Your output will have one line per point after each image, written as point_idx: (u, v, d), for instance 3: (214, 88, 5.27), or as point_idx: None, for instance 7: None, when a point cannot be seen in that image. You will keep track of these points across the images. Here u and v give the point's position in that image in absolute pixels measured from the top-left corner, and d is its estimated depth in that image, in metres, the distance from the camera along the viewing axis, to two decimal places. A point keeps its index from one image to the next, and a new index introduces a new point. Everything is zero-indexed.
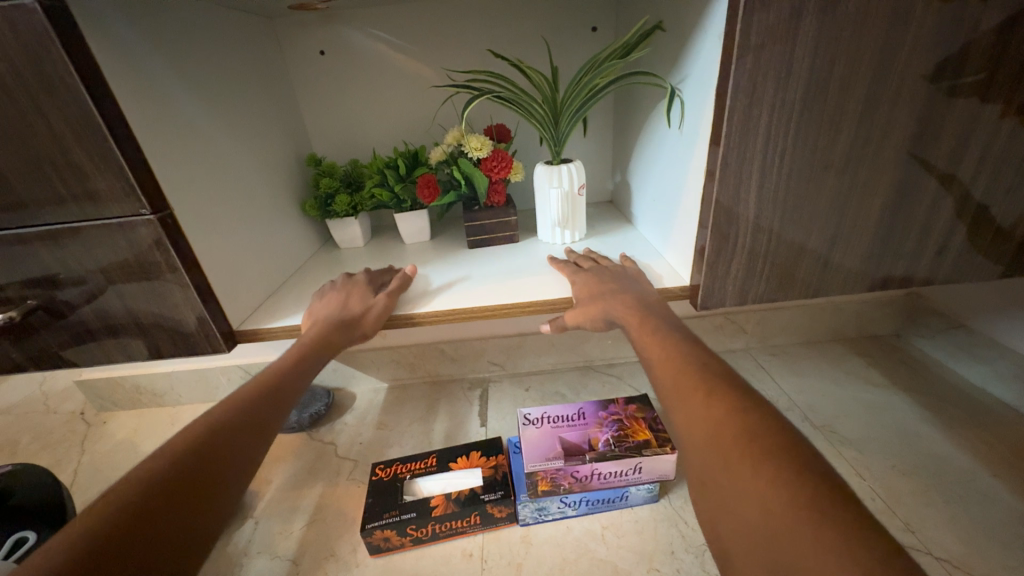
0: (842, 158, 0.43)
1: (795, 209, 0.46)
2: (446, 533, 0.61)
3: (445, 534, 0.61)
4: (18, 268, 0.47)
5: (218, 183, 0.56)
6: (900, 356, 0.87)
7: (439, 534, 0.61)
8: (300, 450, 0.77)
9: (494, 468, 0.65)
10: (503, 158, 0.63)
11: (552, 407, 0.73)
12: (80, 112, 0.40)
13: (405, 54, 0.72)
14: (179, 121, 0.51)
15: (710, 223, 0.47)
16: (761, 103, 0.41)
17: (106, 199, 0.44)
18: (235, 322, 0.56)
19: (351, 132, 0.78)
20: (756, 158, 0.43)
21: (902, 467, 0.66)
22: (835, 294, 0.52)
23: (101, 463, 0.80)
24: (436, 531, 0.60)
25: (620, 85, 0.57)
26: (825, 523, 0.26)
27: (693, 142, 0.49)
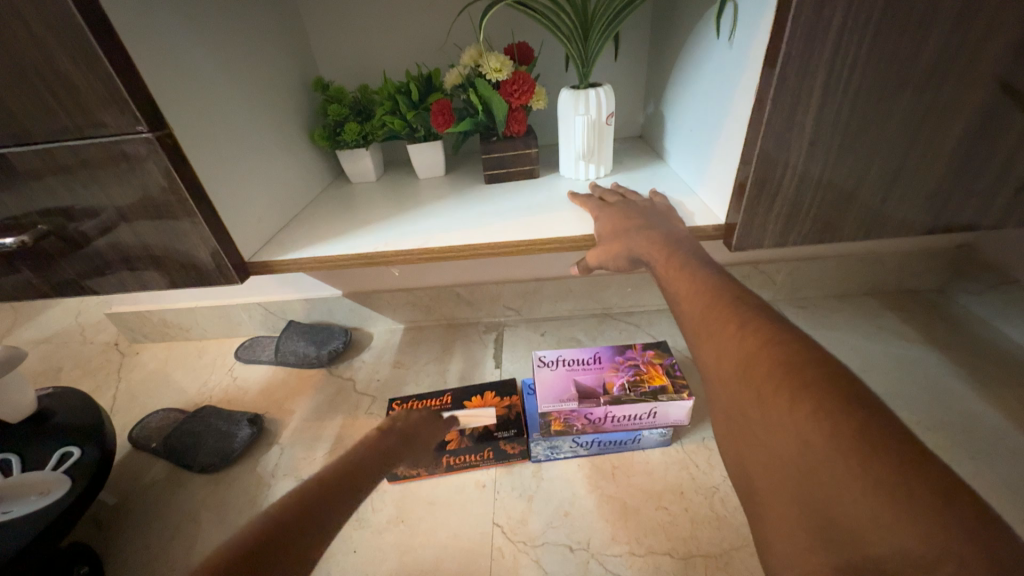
0: (922, 74, 0.37)
1: (856, 135, 0.40)
2: (460, 465, 0.63)
3: (459, 466, 0.63)
4: (25, 193, 0.46)
5: (221, 104, 0.52)
6: (939, 312, 0.83)
7: (453, 466, 0.63)
8: (320, 384, 0.80)
9: (508, 407, 0.65)
10: (525, 81, 0.57)
11: (568, 351, 0.72)
12: (60, 12, 0.36)
13: None
14: (174, 31, 0.47)
15: (757, 151, 0.41)
16: (834, 1, 0.34)
17: (101, 114, 0.41)
18: (247, 254, 0.55)
19: (360, 54, 0.72)
20: (819, 73, 0.37)
21: (929, 423, 0.63)
22: (886, 238, 0.47)
23: (136, 389, 0.85)
24: (450, 464, 0.62)
25: None
26: (870, 457, 0.23)
27: (743, 56, 0.43)
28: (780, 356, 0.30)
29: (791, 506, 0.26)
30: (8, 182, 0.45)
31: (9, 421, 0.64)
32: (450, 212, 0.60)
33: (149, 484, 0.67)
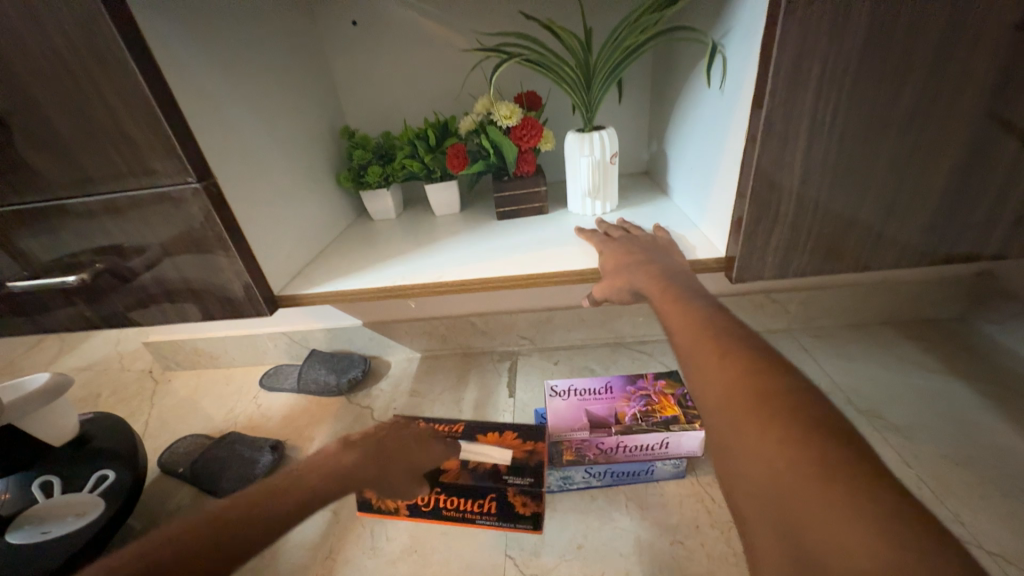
0: (904, 117, 0.39)
1: (846, 173, 0.42)
2: (451, 514, 0.61)
3: (450, 513, 0.61)
4: (87, 236, 0.51)
5: (259, 154, 0.58)
6: (963, 341, 0.81)
7: (444, 512, 0.61)
8: (339, 412, 0.82)
9: (528, 454, 0.60)
10: (533, 126, 0.62)
11: (579, 380, 0.73)
12: (130, 85, 0.42)
13: (435, 21, 0.71)
14: (222, 94, 0.53)
15: (751, 189, 0.44)
16: (812, 55, 0.37)
17: (157, 168, 0.46)
18: (277, 288, 0.60)
19: (383, 104, 0.78)
20: (804, 119, 0.40)
21: (956, 457, 0.61)
22: (888, 269, 0.48)
23: (167, 416, 0.89)
24: (438, 507, 0.61)
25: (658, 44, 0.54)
26: (836, 484, 0.24)
27: (734, 102, 0.46)
28: (758, 389, 0.31)
29: (767, 533, 0.27)
30: (73, 227, 0.51)
31: (52, 444, 0.67)
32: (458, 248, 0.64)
33: (175, 509, 0.70)
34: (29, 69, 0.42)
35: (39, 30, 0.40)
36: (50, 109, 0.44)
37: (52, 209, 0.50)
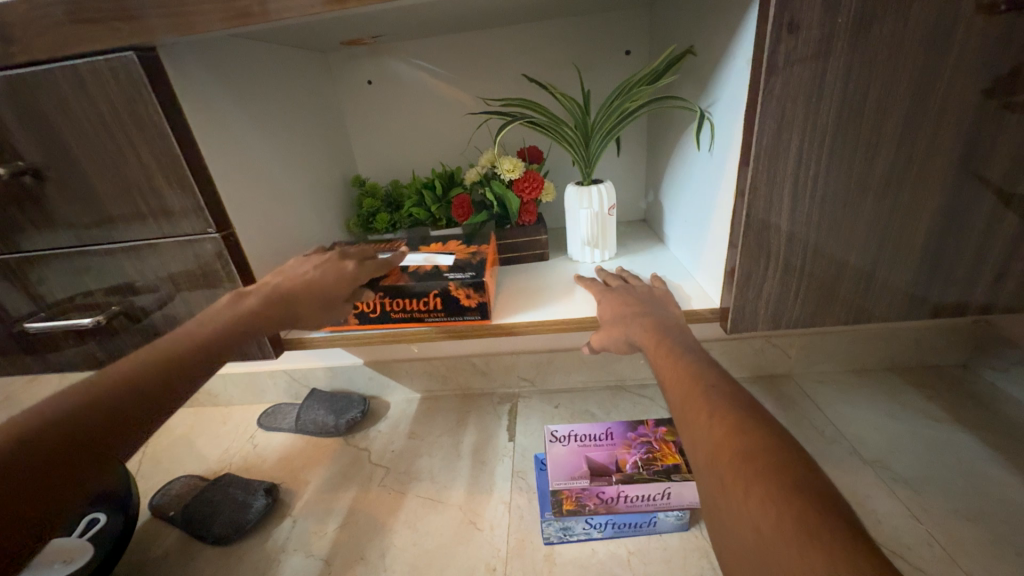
0: (881, 181, 0.42)
1: (831, 232, 0.44)
2: (403, 318, 0.58)
3: (398, 316, 0.58)
4: (106, 277, 0.54)
5: (275, 202, 0.61)
6: (964, 389, 0.80)
7: (393, 317, 0.59)
8: (336, 454, 0.81)
9: (472, 254, 0.61)
10: (535, 179, 0.66)
11: (580, 425, 0.72)
12: (161, 144, 0.45)
13: (444, 82, 0.77)
14: (244, 148, 0.56)
15: (741, 245, 0.46)
16: (791, 127, 0.40)
17: (179, 217, 0.49)
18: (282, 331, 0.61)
19: (394, 154, 0.83)
20: (787, 183, 0.43)
21: (964, 513, 0.60)
22: (879, 321, 0.49)
23: (161, 455, 0.88)
24: (387, 311, 0.58)
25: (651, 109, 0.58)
26: (811, 543, 0.25)
27: (722, 163, 0.49)
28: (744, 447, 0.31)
29: None
30: (94, 269, 0.53)
31: None
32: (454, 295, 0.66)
33: (163, 555, 0.68)
34: (70, 128, 0.45)
35: (83, 95, 0.44)
36: (85, 163, 0.47)
37: (76, 253, 0.52)
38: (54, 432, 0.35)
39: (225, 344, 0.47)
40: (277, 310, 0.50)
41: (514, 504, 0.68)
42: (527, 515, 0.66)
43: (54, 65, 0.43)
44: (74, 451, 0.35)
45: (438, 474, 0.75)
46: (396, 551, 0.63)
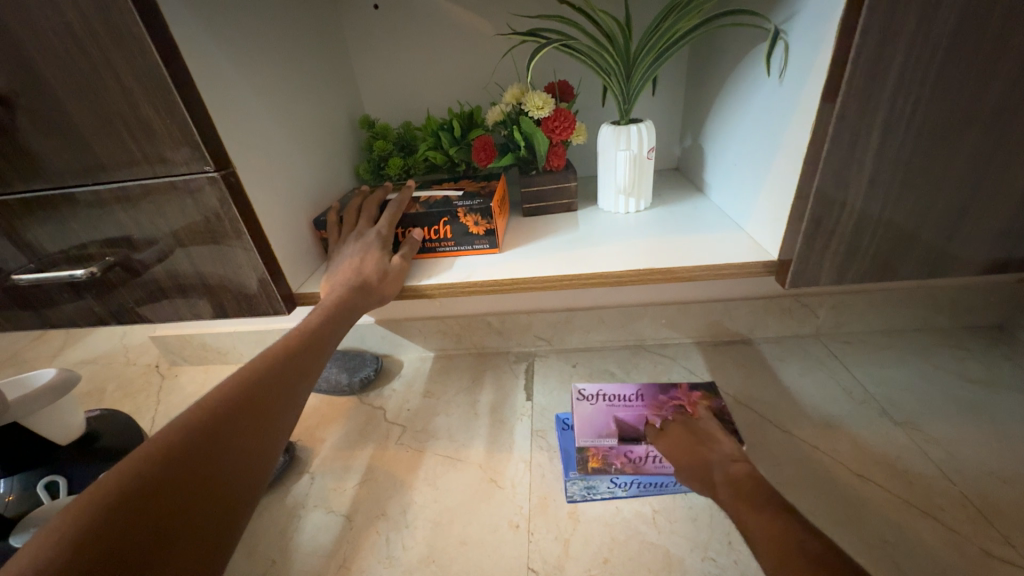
0: (992, 109, 0.36)
1: (921, 172, 0.39)
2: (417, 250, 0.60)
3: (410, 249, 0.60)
4: (96, 225, 0.49)
5: (278, 142, 0.55)
6: (1003, 349, 0.75)
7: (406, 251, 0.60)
8: (351, 412, 0.79)
9: (482, 188, 0.60)
10: (566, 117, 0.59)
11: (608, 384, 0.68)
12: (146, 64, 0.39)
13: (461, 7, 0.68)
14: (241, 77, 0.50)
15: (814, 189, 0.41)
16: (897, 39, 0.34)
17: (171, 154, 0.43)
18: (294, 284, 0.56)
19: (405, 93, 0.75)
20: (880, 112, 0.37)
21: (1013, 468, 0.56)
22: (954, 274, 0.45)
23: (173, 412, 0.86)
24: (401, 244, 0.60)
25: (705, 32, 0.50)
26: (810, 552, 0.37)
27: (798, 90, 0.42)
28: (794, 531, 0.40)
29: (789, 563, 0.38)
30: (82, 216, 0.48)
31: (59, 444, 0.62)
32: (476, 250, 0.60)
33: None
34: (38, 44, 0.39)
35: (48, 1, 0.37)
36: (60, 89, 0.41)
37: (60, 197, 0.47)
38: (177, 441, 0.34)
39: (305, 347, 0.46)
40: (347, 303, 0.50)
41: (535, 463, 0.66)
42: (550, 474, 0.64)
43: None
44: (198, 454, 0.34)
45: (456, 433, 0.72)
46: (417, 507, 0.62)
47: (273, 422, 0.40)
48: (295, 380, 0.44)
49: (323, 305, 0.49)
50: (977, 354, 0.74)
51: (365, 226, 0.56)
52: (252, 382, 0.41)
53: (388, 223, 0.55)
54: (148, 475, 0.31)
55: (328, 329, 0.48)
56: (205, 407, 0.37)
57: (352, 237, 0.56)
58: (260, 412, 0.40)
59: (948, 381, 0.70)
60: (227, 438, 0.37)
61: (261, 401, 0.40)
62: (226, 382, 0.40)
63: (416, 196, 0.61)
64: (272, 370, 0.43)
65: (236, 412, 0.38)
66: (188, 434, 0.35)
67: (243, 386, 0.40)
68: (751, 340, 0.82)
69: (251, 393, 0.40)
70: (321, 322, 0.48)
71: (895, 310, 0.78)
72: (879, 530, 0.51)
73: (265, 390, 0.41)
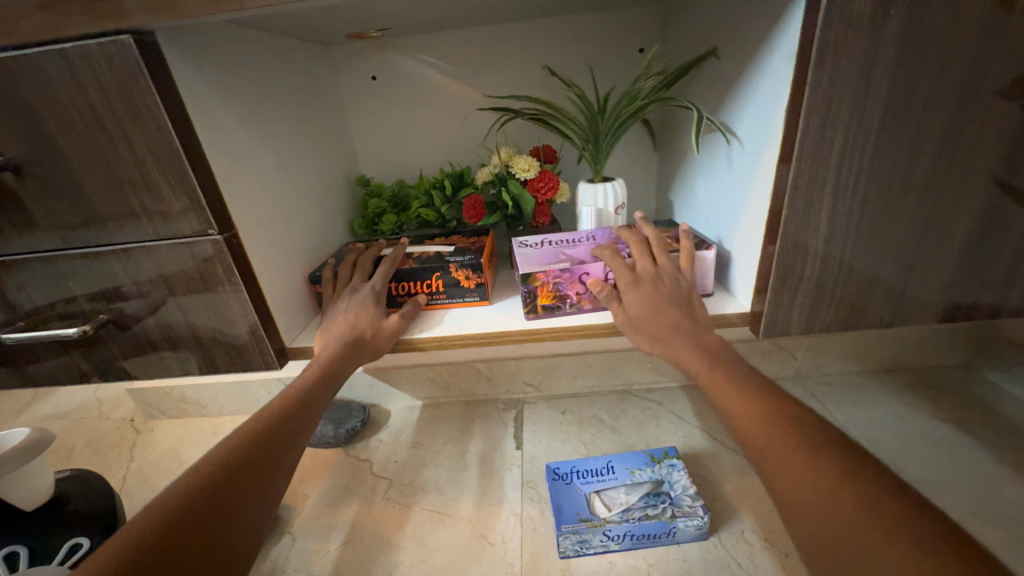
0: (923, 181, 0.41)
1: (870, 234, 0.43)
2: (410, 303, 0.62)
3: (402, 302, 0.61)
4: (92, 282, 0.49)
5: (278, 202, 0.58)
6: (971, 389, 0.78)
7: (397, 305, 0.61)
8: (335, 466, 0.77)
9: (473, 243, 0.64)
10: (550, 178, 0.64)
11: (553, 234, 0.63)
12: (160, 137, 0.42)
13: (452, 78, 0.74)
14: (247, 144, 0.53)
15: (777, 249, 0.45)
16: (835, 124, 0.39)
17: (177, 217, 0.46)
18: (287, 339, 0.57)
19: (399, 152, 0.79)
20: (828, 182, 0.41)
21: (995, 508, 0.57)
22: (911, 323, 0.48)
23: (147, 470, 0.82)
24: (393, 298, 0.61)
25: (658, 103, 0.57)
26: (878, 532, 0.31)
27: (758, 160, 0.48)
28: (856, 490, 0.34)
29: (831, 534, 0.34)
30: (80, 274, 0.49)
31: (25, 510, 0.59)
32: (467, 304, 0.62)
33: None
34: (57, 118, 0.41)
35: (72, 81, 0.40)
36: (72, 157, 0.43)
37: (60, 256, 0.48)
38: (176, 505, 0.34)
39: (303, 401, 0.47)
40: (343, 355, 0.51)
41: (526, 516, 0.65)
42: (541, 528, 0.63)
43: (39, 49, 0.39)
44: (196, 516, 0.35)
45: (445, 486, 0.71)
46: (404, 568, 0.60)
47: (271, 478, 0.41)
48: (294, 433, 0.45)
49: (318, 360, 0.51)
50: (948, 393, 0.77)
51: (360, 278, 0.58)
52: (249, 439, 0.41)
53: (382, 274, 0.57)
54: (149, 551, 0.31)
55: (325, 383, 0.49)
56: (204, 470, 0.38)
57: (348, 290, 0.58)
58: (258, 468, 0.40)
59: (923, 421, 0.72)
60: (226, 498, 0.37)
61: (259, 460, 0.40)
62: (223, 443, 0.40)
63: (409, 251, 0.64)
64: (269, 428, 0.43)
65: (234, 470, 0.38)
66: (188, 502, 0.35)
67: (241, 446, 0.40)
68: None
69: (250, 452, 0.40)
70: (318, 377, 0.49)
71: (869, 352, 0.81)
72: None
73: (262, 446, 0.41)
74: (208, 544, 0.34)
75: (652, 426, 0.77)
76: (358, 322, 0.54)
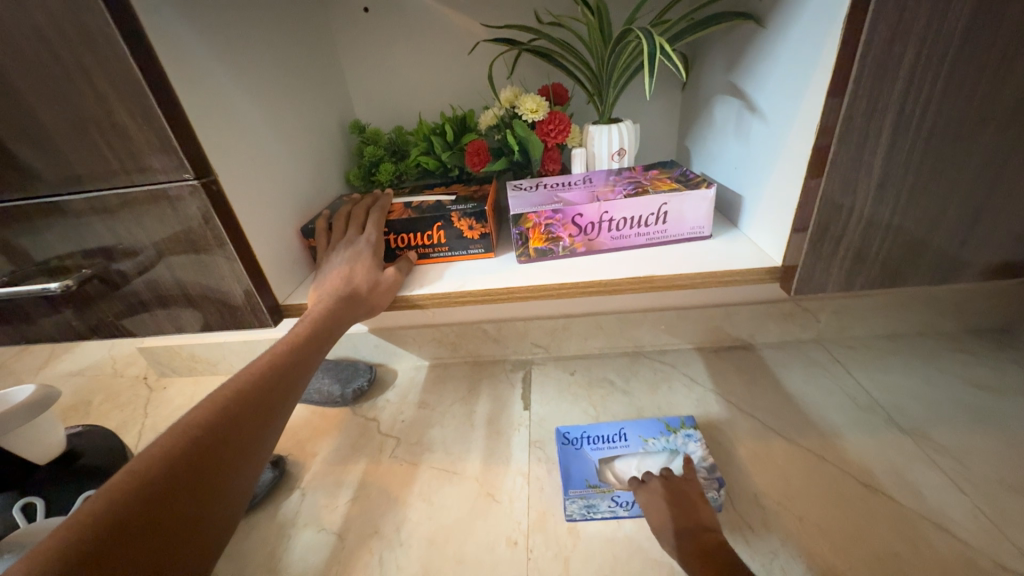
0: (1004, 110, 0.35)
1: (933, 174, 0.37)
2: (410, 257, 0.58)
3: (402, 255, 0.57)
4: (71, 236, 0.46)
5: (264, 148, 0.53)
6: (1010, 354, 0.73)
7: (396, 257, 0.58)
8: (343, 424, 0.77)
9: (475, 193, 0.59)
10: (561, 120, 0.58)
11: (549, 178, 0.59)
12: (119, 66, 0.37)
13: (452, 9, 0.66)
14: (224, 82, 0.48)
15: (820, 196, 0.39)
16: (907, 36, 0.32)
17: (149, 161, 0.41)
18: (281, 296, 0.54)
19: (397, 97, 0.73)
20: (889, 112, 0.35)
21: None
22: (966, 278, 0.43)
23: (160, 426, 0.83)
24: (392, 251, 0.57)
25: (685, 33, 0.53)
26: None
27: (804, 87, 0.41)
28: None
29: None
30: (57, 227, 0.46)
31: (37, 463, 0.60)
32: (468, 260, 0.58)
33: None
34: (2, 46, 0.37)
35: (12, 0, 0.35)
36: (28, 94, 0.39)
37: (33, 208, 0.45)
38: (176, 449, 0.33)
39: (298, 354, 0.44)
40: (340, 308, 0.49)
41: (533, 476, 0.64)
42: (548, 488, 0.62)
43: None
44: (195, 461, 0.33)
45: (451, 446, 0.70)
46: (411, 524, 0.59)
47: (266, 428, 0.39)
48: (291, 385, 0.43)
49: (312, 313, 0.48)
50: (984, 358, 0.72)
51: (354, 229, 0.54)
52: (244, 389, 0.39)
53: (376, 225, 0.54)
54: (123, 519, 0.29)
55: (322, 337, 0.46)
56: (196, 424, 0.35)
57: (342, 242, 0.54)
58: (255, 416, 0.39)
59: (954, 386, 0.68)
60: (225, 445, 0.36)
61: (248, 423, 0.38)
62: (210, 401, 0.38)
63: (407, 201, 0.59)
64: (262, 385, 0.41)
65: (232, 418, 0.37)
66: (184, 455, 0.33)
67: (230, 403, 0.38)
68: (753, 345, 0.80)
69: (240, 411, 0.38)
70: (312, 330, 0.46)
71: (900, 315, 0.76)
72: (890, 544, 0.49)
73: (258, 396, 0.40)
74: (206, 488, 0.33)
75: (665, 388, 0.74)
76: (353, 275, 0.51)
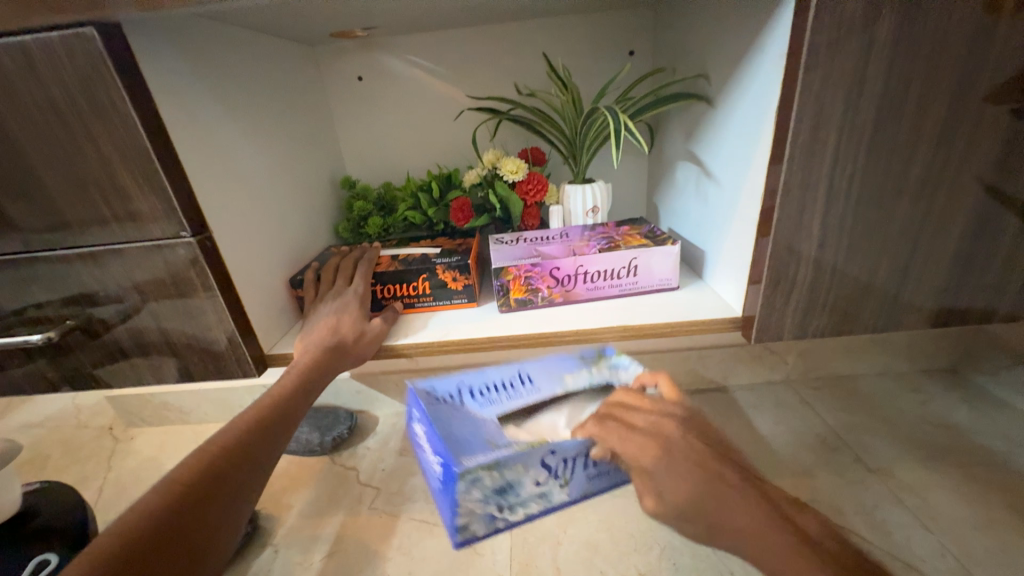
0: (915, 184, 0.41)
1: (864, 237, 0.43)
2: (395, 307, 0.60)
3: (387, 305, 0.59)
4: (59, 287, 0.47)
5: (257, 204, 0.56)
6: (961, 393, 0.77)
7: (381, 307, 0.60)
8: (321, 474, 0.75)
9: (458, 246, 0.62)
10: (539, 181, 0.63)
11: (529, 233, 0.63)
12: (129, 135, 0.40)
13: (439, 79, 0.73)
14: (225, 145, 0.51)
15: (769, 255, 0.44)
16: (828, 124, 0.38)
17: (148, 219, 0.44)
18: (266, 346, 0.55)
19: (386, 154, 0.78)
20: (820, 185, 0.41)
21: (991, 514, 0.56)
22: (905, 327, 0.48)
23: (125, 480, 0.79)
24: (378, 302, 0.59)
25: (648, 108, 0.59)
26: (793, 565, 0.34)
27: (750, 160, 0.47)
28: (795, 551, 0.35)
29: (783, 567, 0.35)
30: (45, 279, 0.47)
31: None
32: (452, 310, 0.61)
33: None
34: (16, 114, 0.39)
35: (32, 75, 0.38)
36: (35, 156, 0.41)
37: (24, 261, 0.46)
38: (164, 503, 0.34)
39: (286, 403, 0.45)
40: (328, 356, 0.50)
41: None
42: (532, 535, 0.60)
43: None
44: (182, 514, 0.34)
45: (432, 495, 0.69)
46: None
47: (254, 478, 0.40)
48: (280, 433, 0.44)
49: (301, 362, 0.49)
50: (938, 398, 0.77)
51: (342, 279, 0.57)
52: (233, 439, 0.40)
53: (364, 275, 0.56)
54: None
55: (310, 386, 0.48)
56: (184, 476, 0.36)
57: (331, 292, 0.56)
58: (243, 465, 0.39)
59: (913, 425, 0.71)
60: (212, 497, 0.36)
61: (235, 475, 0.38)
62: (199, 453, 0.38)
63: (394, 254, 0.62)
64: (251, 435, 0.41)
65: (220, 469, 0.38)
66: (171, 508, 0.33)
67: (218, 455, 0.38)
68: (727, 388, 0.83)
69: (227, 462, 0.38)
70: (300, 380, 0.47)
71: (859, 357, 0.81)
72: None
73: (247, 445, 0.40)
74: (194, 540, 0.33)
75: None
76: (341, 324, 0.53)
